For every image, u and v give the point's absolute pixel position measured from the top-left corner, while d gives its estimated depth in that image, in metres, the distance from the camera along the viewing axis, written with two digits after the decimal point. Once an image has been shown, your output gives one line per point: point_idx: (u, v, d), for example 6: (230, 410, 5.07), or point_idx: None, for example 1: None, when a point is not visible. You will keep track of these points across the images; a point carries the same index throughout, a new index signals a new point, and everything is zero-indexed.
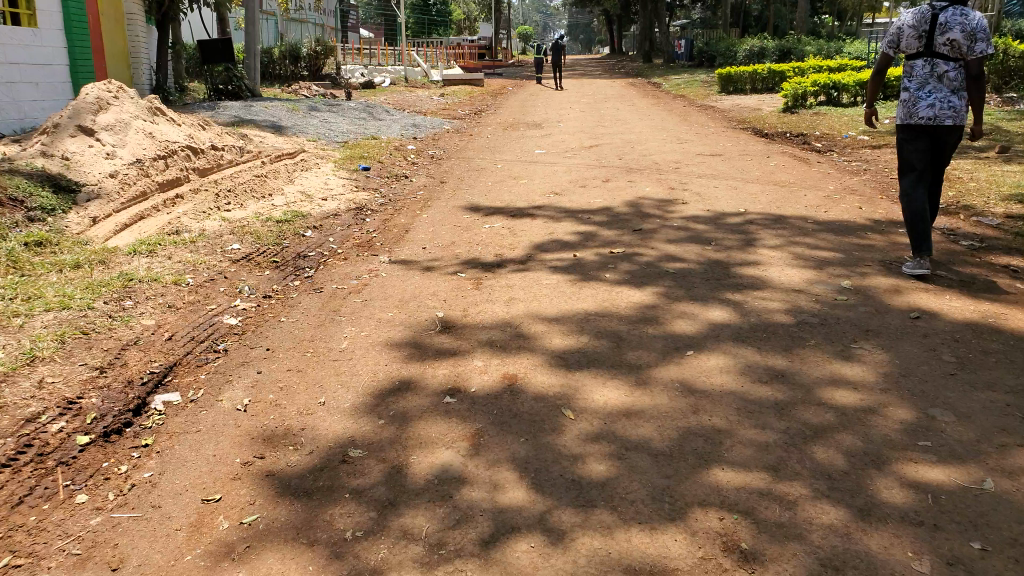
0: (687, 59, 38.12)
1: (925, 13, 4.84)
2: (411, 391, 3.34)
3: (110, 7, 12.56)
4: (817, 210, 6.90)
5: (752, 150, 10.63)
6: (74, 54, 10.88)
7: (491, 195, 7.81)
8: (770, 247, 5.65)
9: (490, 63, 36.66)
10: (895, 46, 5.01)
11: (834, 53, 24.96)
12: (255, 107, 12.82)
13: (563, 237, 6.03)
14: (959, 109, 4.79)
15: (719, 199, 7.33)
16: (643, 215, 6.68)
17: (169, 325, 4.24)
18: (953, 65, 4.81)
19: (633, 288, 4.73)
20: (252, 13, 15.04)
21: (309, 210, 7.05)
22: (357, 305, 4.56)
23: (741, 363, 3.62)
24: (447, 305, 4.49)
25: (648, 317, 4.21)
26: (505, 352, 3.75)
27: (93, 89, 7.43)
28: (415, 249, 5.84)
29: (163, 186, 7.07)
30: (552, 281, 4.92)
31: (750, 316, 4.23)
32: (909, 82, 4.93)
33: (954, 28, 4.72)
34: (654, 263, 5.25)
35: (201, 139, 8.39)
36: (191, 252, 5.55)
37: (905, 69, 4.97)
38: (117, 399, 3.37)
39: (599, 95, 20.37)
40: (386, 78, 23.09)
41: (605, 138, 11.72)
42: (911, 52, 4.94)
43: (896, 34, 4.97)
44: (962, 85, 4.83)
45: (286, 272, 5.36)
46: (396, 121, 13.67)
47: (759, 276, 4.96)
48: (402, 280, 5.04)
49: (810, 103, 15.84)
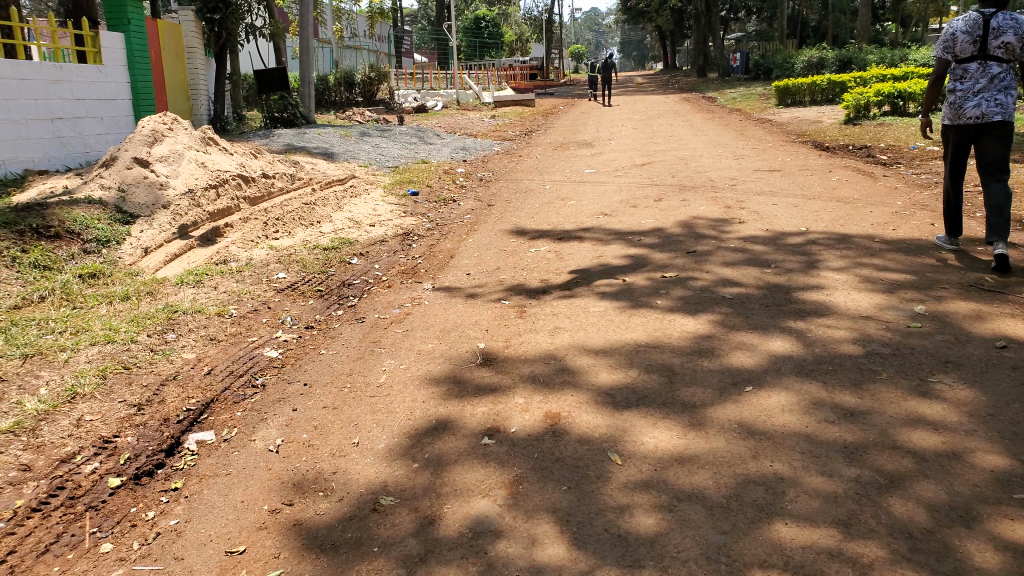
0: (743, 73, 37.48)
1: (977, 19, 5.07)
2: (448, 431, 3.15)
3: (171, 39, 12.86)
4: (884, 228, 6.53)
5: (812, 164, 10.24)
6: (138, 88, 11.09)
7: (540, 217, 7.64)
8: (834, 269, 5.33)
9: (542, 82, 36.65)
10: (948, 51, 5.25)
11: (897, 61, 24.17)
12: (309, 133, 12.91)
13: (613, 261, 5.81)
14: (1008, 106, 5.03)
15: (778, 218, 7.01)
16: (698, 236, 6.42)
17: (209, 358, 4.11)
18: (1005, 67, 5.06)
19: (686, 316, 4.49)
20: (305, 41, 15.25)
21: (357, 236, 6.97)
22: (399, 335, 4.42)
23: (804, 400, 3.35)
24: (490, 336, 4.31)
25: (702, 348, 3.96)
26: (549, 388, 3.55)
27: (147, 122, 7.50)
28: (460, 276, 5.68)
29: (214, 215, 7.05)
30: (600, 308, 4.70)
31: (813, 347, 3.95)
32: (961, 84, 5.20)
33: (1007, 32, 4.97)
34: (709, 288, 4.99)
35: (253, 167, 8.39)
36: (237, 282, 5.49)
37: (958, 72, 5.23)
38: (152, 437, 3.21)
39: (652, 112, 20.09)
40: (439, 102, 23.20)
41: (658, 155, 11.46)
42: (964, 55, 5.19)
43: (948, 39, 5.21)
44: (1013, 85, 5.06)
45: (330, 301, 5.25)
46: (447, 144, 13.62)
47: (822, 301, 4.66)
48: (445, 308, 4.88)
49: (874, 113, 15.28)
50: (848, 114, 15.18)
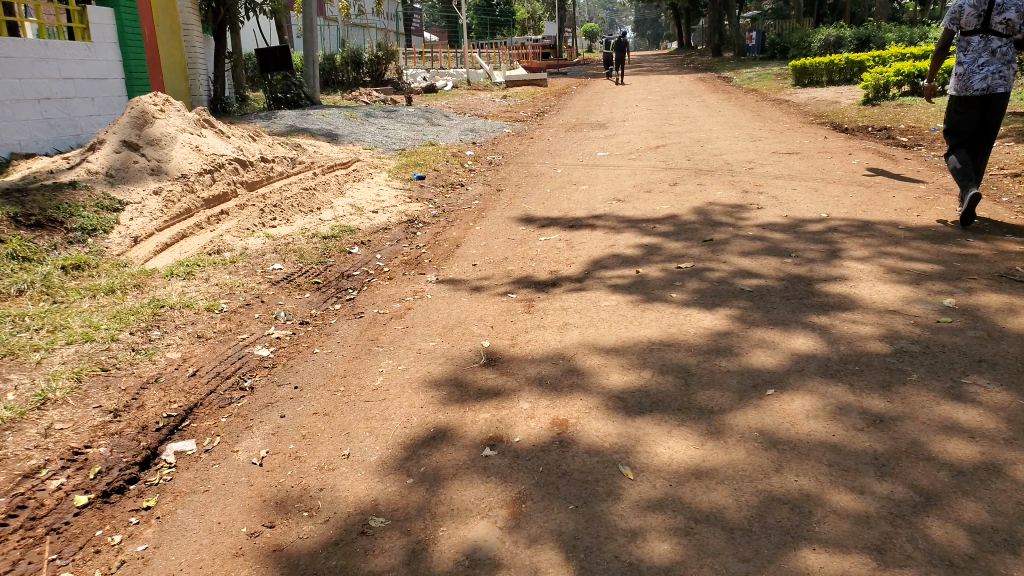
0: (759, 52, 36.87)
1: None
2: (446, 442, 2.96)
3: (167, 17, 12.63)
4: (909, 214, 6.23)
5: (831, 147, 9.92)
6: (130, 67, 10.93)
7: (549, 203, 7.40)
8: (858, 259, 5.06)
9: (553, 62, 36.14)
10: (955, 23, 5.87)
11: (917, 40, 23.58)
12: (313, 116, 12.67)
13: (625, 250, 5.57)
14: (1009, 78, 5.66)
15: (798, 203, 6.72)
16: (714, 223, 6.15)
17: (194, 359, 3.95)
18: (1006, 42, 5.70)
19: (702, 310, 4.24)
20: (309, 20, 14.97)
21: (358, 224, 6.74)
22: (398, 332, 4.20)
23: (832, 404, 3.10)
24: (494, 332, 4.09)
25: (720, 347, 3.71)
26: (556, 392, 3.33)
27: (139, 102, 7.26)
28: (465, 266, 5.45)
29: (209, 202, 6.86)
30: (611, 302, 4.46)
31: (839, 345, 3.70)
32: (966, 55, 5.79)
33: (1010, 10, 5.63)
34: (727, 280, 4.73)
35: (251, 151, 8.19)
36: (230, 274, 5.28)
37: (963, 44, 5.83)
38: (126, 447, 3.11)
39: (666, 92, 19.70)
40: (449, 82, 22.84)
41: (673, 137, 11.15)
42: (969, 29, 5.82)
43: (957, 12, 5.83)
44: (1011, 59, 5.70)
45: (328, 294, 5.04)
46: (455, 126, 13.36)
47: (846, 294, 4.39)
48: (448, 302, 4.66)
49: (893, 93, 14.91)
50: (866, 94, 14.80)
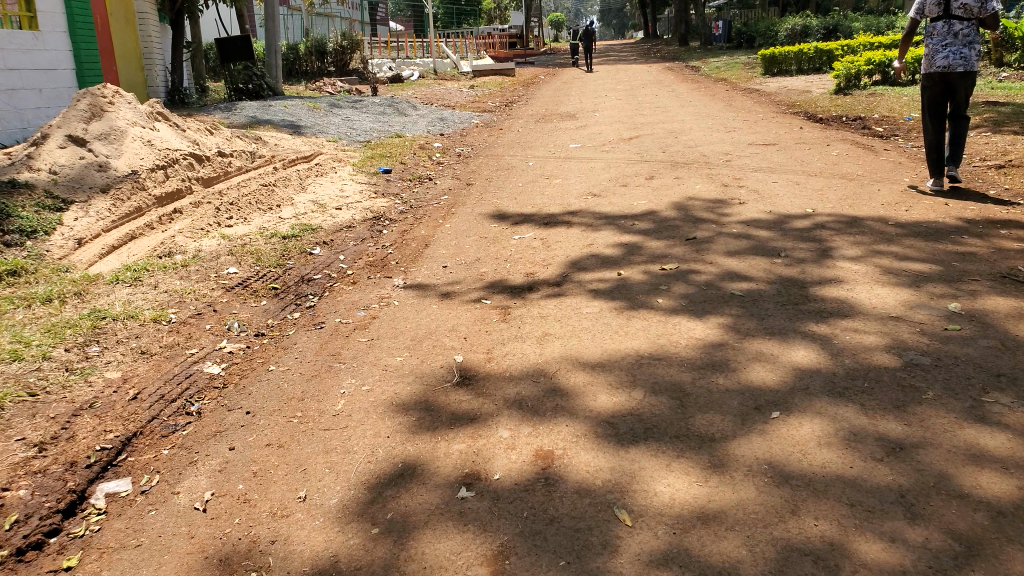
0: (726, 40, 36.75)
1: None
2: (415, 480, 2.63)
3: (120, 5, 12.01)
4: (897, 208, 5.98)
5: (808, 137, 9.68)
6: (82, 57, 10.36)
7: (522, 198, 7.05)
8: (850, 259, 4.78)
9: (521, 52, 35.62)
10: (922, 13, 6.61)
11: (884, 29, 23.52)
12: (275, 106, 12.15)
13: (604, 249, 5.24)
14: (969, 57, 6.30)
15: (780, 198, 6.45)
16: (696, 220, 5.84)
17: (134, 379, 3.54)
18: (967, 24, 6.34)
19: (691, 319, 3.92)
20: (270, 8, 14.40)
21: (320, 222, 6.33)
22: (362, 346, 3.82)
23: (844, 430, 2.80)
24: (468, 345, 3.73)
25: (715, 361, 3.40)
26: (539, 417, 2.99)
27: (85, 94, 6.77)
28: (434, 269, 5.09)
29: (161, 200, 6.41)
30: (593, 309, 4.13)
31: (843, 358, 3.40)
32: (933, 39, 6.48)
33: None
34: (715, 283, 4.43)
35: (207, 145, 7.72)
36: (181, 279, 4.86)
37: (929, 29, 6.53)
38: (50, 490, 2.76)
39: (636, 82, 19.43)
40: (415, 72, 22.32)
41: (646, 128, 10.85)
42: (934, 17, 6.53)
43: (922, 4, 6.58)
44: (974, 40, 6.32)
45: (286, 301, 4.65)
46: (423, 116, 12.94)
47: (843, 298, 4.11)
48: (417, 310, 4.30)
49: (864, 83, 14.77)
50: (837, 84, 14.62)
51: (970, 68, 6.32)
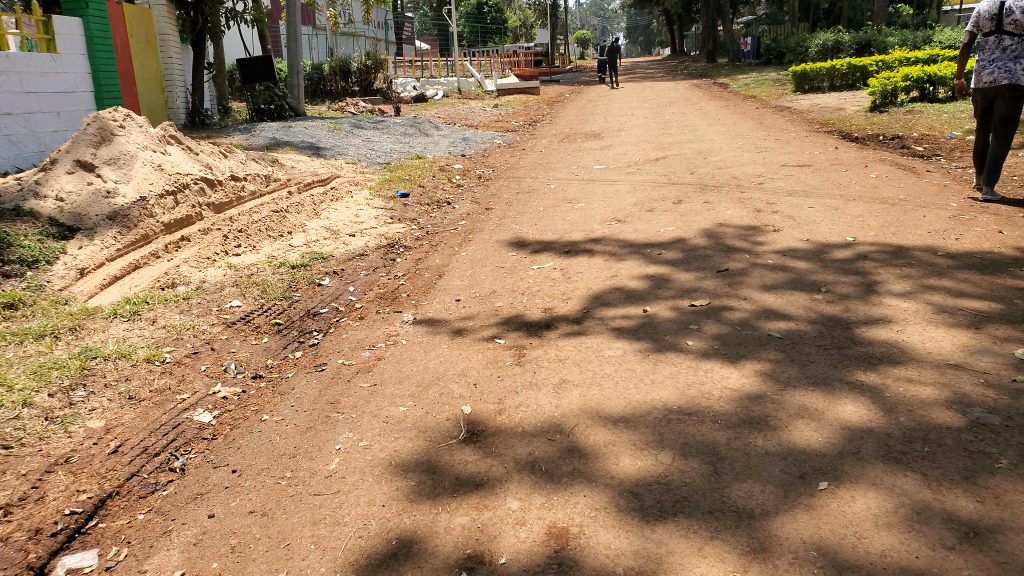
0: (755, 57, 36.34)
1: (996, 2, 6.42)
2: (412, 561, 2.31)
3: (142, 26, 11.92)
4: (946, 237, 5.59)
5: (844, 158, 9.28)
6: (100, 79, 10.27)
7: (544, 224, 6.74)
8: (898, 295, 4.40)
9: (546, 70, 35.41)
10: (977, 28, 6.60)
11: (920, 44, 22.98)
12: (295, 127, 11.98)
13: (629, 282, 4.91)
14: (1015, 71, 6.23)
15: (818, 225, 6.08)
16: (727, 249, 5.49)
17: (117, 429, 3.27)
18: (1016, 39, 6.28)
19: (724, 364, 3.57)
20: (293, 28, 14.29)
21: (332, 250, 6.07)
22: (363, 393, 3.52)
23: (905, 507, 2.44)
24: (478, 393, 3.41)
25: (753, 419, 3.06)
26: (554, 484, 2.66)
27: (95, 117, 6.51)
28: (447, 302, 4.79)
29: (169, 227, 6.17)
30: (617, 351, 3.79)
31: (898, 414, 3.03)
32: (983, 54, 6.47)
33: (1015, 12, 6.29)
34: (750, 322, 4.08)
35: (220, 169, 7.50)
36: (182, 314, 4.61)
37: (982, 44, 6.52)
38: (9, 562, 2.48)
39: (662, 99, 19.10)
40: (440, 90, 22.17)
41: (673, 148, 10.51)
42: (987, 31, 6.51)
43: (977, 19, 6.58)
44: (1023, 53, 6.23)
45: (289, 339, 4.38)
46: (445, 137, 12.72)
47: (894, 342, 3.73)
48: (426, 350, 3.99)
49: (901, 99, 14.30)
50: (872, 101, 14.16)
51: (1016, 81, 6.24)
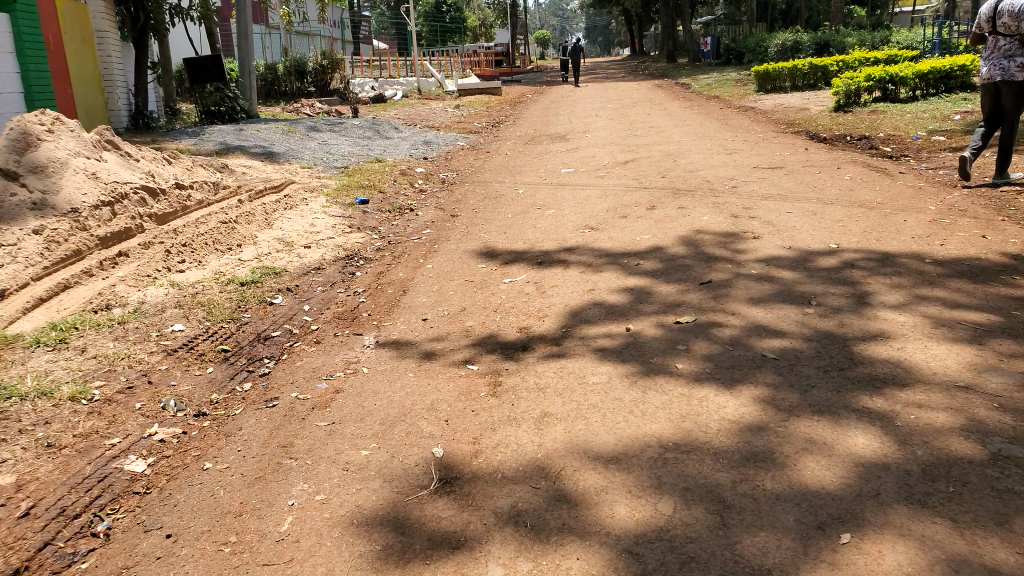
0: (714, 58, 36.44)
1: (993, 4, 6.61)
2: None
3: (75, 21, 11.37)
4: (930, 242, 5.37)
5: (816, 159, 9.11)
6: (30, 78, 9.75)
7: (512, 232, 6.41)
8: (893, 307, 4.15)
9: (507, 70, 35.13)
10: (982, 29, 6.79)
11: (878, 43, 23.07)
12: (248, 131, 11.50)
13: (609, 295, 4.60)
14: (1009, 68, 6.42)
15: (798, 230, 5.83)
16: (708, 259, 5.21)
17: (31, 486, 2.94)
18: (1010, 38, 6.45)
19: (719, 391, 3.27)
20: (245, 27, 13.77)
21: (285, 264, 5.67)
22: (319, 434, 3.19)
23: (941, 563, 2.15)
24: (450, 431, 3.08)
25: (759, 457, 2.76)
26: (542, 546, 2.35)
27: (20, 121, 6.00)
28: (413, 321, 4.44)
29: (105, 241, 5.72)
30: (601, 377, 3.46)
31: (914, 446, 2.74)
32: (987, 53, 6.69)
33: (1005, 15, 6.46)
34: (742, 340, 3.79)
35: (163, 177, 7.04)
36: (116, 341, 4.21)
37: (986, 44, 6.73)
38: None
39: (624, 100, 18.92)
40: (399, 91, 21.73)
41: (641, 150, 10.26)
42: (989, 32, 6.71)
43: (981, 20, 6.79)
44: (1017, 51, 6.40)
45: (237, 369, 4.02)
46: (406, 139, 12.33)
47: (897, 361, 3.46)
48: (390, 379, 3.64)
49: (865, 99, 14.24)
50: (836, 100, 14.08)
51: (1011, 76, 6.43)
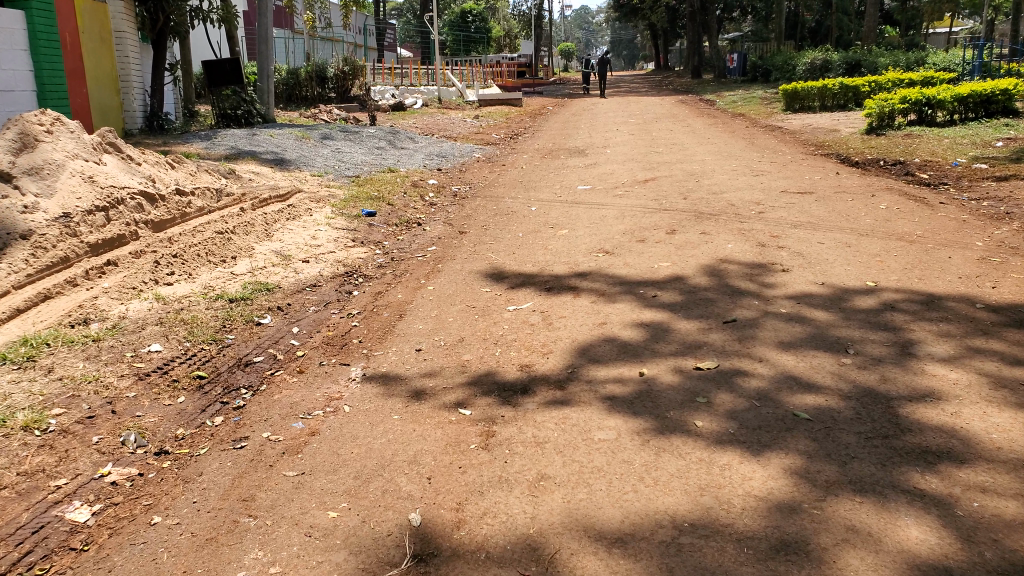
0: (740, 75, 35.84)
1: None
2: None
3: (95, 22, 11.12)
4: (979, 284, 4.92)
5: (848, 185, 8.65)
6: (43, 77, 9.48)
7: (522, 253, 6.00)
8: (942, 360, 3.71)
9: (530, 81, 34.79)
10: None
11: (912, 65, 22.43)
12: (261, 136, 11.17)
13: (623, 331, 4.18)
14: None
15: (831, 265, 5.39)
16: (733, 293, 4.77)
17: None
18: None
19: (744, 459, 2.84)
20: (265, 31, 13.48)
21: (279, 280, 5.29)
22: (285, 487, 2.77)
23: None
24: (431, 494, 2.66)
25: (792, 547, 2.33)
26: None
27: (18, 121, 5.55)
28: (405, 352, 4.03)
29: (95, 249, 5.21)
30: (608, 433, 3.03)
31: (980, 546, 2.31)
32: None
33: None
34: (770, 394, 3.35)
35: (165, 182, 6.57)
36: (86, 360, 3.75)
37: None
38: None
39: (648, 115, 18.48)
40: (420, 99, 21.40)
41: (663, 169, 9.82)
42: None
43: None
44: None
45: (209, 399, 3.59)
46: (421, 149, 11.97)
47: (950, 430, 3.03)
48: (370, 422, 3.22)
49: (898, 123, 13.74)
50: (868, 123, 13.57)
51: None
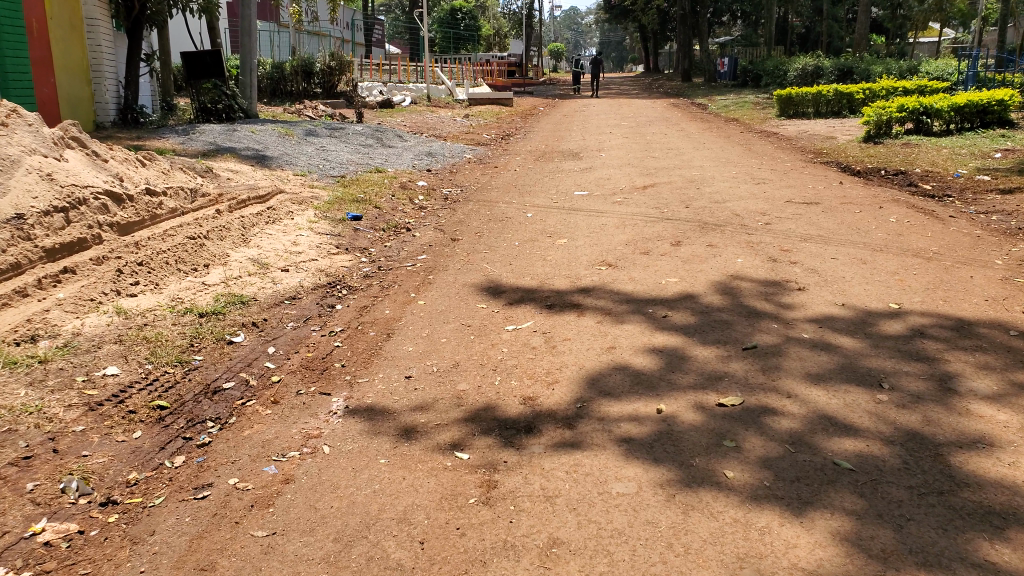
0: (730, 80, 35.62)
1: None
2: None
3: (63, 7, 10.63)
4: (1009, 307, 4.58)
5: (853, 195, 8.34)
6: (5, 65, 9.01)
7: (519, 265, 5.61)
8: (987, 397, 3.35)
9: (519, 81, 34.33)
10: None
11: (904, 73, 22.24)
12: (242, 132, 10.69)
13: (634, 358, 3.80)
14: None
15: (849, 283, 5.04)
16: (749, 314, 4.41)
17: None
18: None
19: (785, 520, 2.47)
20: (248, 22, 13.01)
21: (255, 292, 4.87)
22: (253, 552, 2.37)
23: None
24: (425, 565, 2.27)
25: None
26: None
27: None
28: (394, 379, 3.63)
29: (49, 254, 4.75)
30: (628, 485, 2.65)
31: None
32: None
33: None
34: (806, 437, 2.98)
35: (134, 180, 6.12)
36: (30, 386, 3.31)
37: None
38: None
39: (641, 118, 18.12)
40: (407, 96, 20.91)
41: (661, 174, 9.47)
42: None
43: None
44: None
45: (169, 435, 3.17)
46: (409, 148, 11.55)
47: (1012, 484, 2.67)
48: (354, 468, 2.82)
49: (895, 130, 13.45)
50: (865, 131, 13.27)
51: None
